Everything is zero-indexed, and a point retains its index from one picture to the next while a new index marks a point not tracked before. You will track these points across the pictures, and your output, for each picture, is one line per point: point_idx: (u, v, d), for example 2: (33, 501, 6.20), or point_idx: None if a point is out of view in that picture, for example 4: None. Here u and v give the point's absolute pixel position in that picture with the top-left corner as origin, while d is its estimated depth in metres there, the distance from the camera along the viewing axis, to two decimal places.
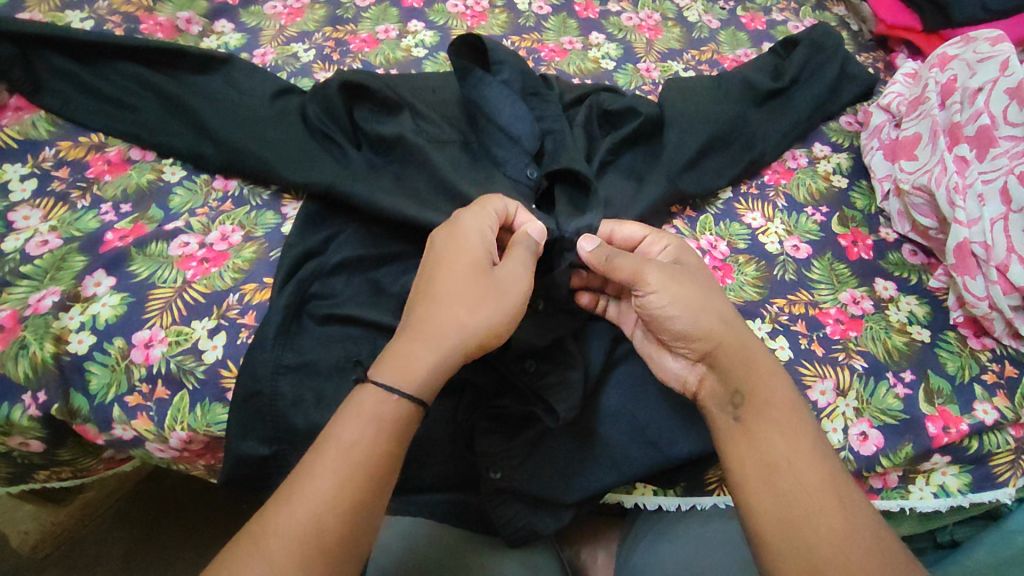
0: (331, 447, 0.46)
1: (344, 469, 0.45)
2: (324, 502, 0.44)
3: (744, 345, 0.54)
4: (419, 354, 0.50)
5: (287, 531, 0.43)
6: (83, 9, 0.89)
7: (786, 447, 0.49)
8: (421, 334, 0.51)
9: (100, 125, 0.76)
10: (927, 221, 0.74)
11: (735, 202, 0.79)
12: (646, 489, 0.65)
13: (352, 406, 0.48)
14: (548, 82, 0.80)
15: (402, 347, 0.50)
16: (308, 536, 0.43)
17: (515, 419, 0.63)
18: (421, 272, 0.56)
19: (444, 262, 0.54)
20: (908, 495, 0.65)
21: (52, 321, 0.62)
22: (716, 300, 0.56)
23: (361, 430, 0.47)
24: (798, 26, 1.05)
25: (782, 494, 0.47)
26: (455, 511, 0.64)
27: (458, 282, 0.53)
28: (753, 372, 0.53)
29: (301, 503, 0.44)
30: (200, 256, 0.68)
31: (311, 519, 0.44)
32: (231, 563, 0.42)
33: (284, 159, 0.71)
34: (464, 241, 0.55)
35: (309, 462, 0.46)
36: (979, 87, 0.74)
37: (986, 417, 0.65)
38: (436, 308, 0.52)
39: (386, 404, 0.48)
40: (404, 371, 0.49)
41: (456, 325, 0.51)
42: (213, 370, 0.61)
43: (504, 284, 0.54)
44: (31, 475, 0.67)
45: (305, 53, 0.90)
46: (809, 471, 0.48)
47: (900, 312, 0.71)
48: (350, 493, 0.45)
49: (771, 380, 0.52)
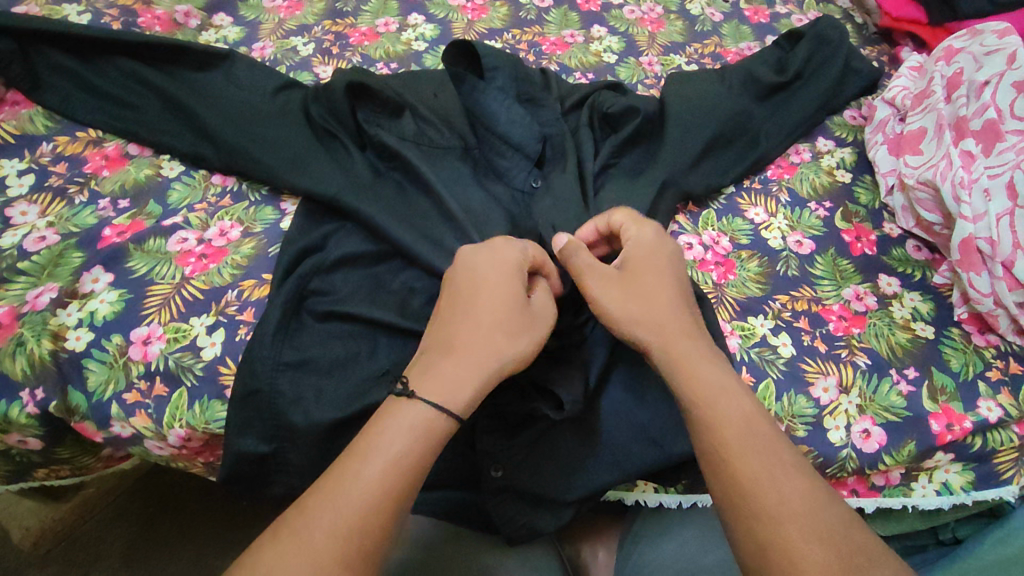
0: (381, 450, 0.46)
1: (392, 475, 0.45)
2: (368, 506, 0.44)
3: (694, 373, 0.50)
4: (466, 377, 0.50)
5: (330, 524, 0.43)
6: (80, 3, 0.88)
7: (750, 486, 0.45)
8: (463, 353, 0.51)
9: (98, 121, 0.76)
10: (932, 216, 0.73)
11: (738, 197, 0.79)
12: (647, 487, 0.65)
13: (401, 414, 0.48)
14: (549, 83, 0.79)
15: (439, 365, 0.50)
16: (351, 539, 0.43)
17: (519, 417, 0.61)
18: (442, 296, 0.56)
19: (484, 284, 0.54)
20: (909, 492, 0.65)
21: (50, 317, 0.62)
22: (658, 313, 0.54)
23: (411, 441, 0.47)
24: (802, 19, 1.04)
25: (733, 505, 0.45)
26: (445, 503, 0.64)
27: (501, 308, 0.53)
28: (708, 402, 0.49)
29: (349, 503, 0.44)
30: (198, 252, 0.68)
31: (357, 522, 0.43)
32: (272, 554, 0.42)
33: (283, 155, 0.70)
34: (490, 265, 0.56)
35: (355, 457, 0.46)
36: (986, 81, 0.73)
37: (990, 415, 0.64)
38: (483, 331, 0.52)
39: (437, 421, 0.48)
40: (454, 391, 0.49)
41: (496, 352, 0.51)
42: (212, 367, 0.61)
43: (537, 316, 0.55)
44: (30, 474, 0.67)
45: (304, 46, 0.90)
46: (776, 506, 0.44)
47: (904, 309, 0.70)
48: (394, 501, 0.45)
49: (726, 409, 0.48)
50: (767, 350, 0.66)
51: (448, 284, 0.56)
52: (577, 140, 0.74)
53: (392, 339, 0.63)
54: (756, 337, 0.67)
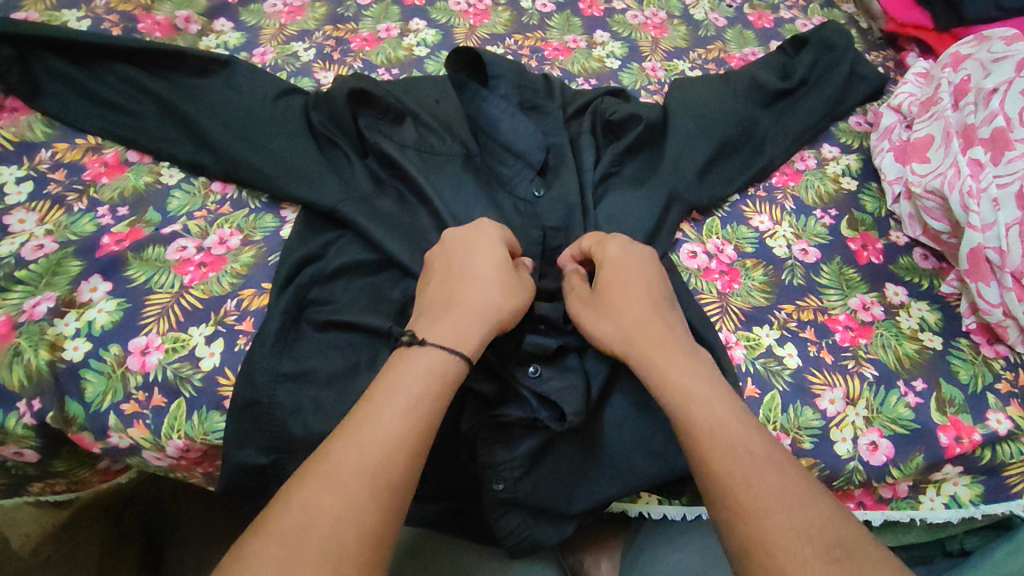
0: (398, 393, 0.48)
1: (413, 417, 0.47)
2: (393, 443, 0.45)
3: (674, 379, 0.51)
4: (471, 324, 0.53)
5: (357, 461, 0.44)
6: (80, 8, 0.87)
7: (737, 488, 0.44)
8: (466, 310, 0.54)
9: (97, 128, 0.75)
10: (939, 225, 0.72)
11: (743, 205, 0.78)
12: (651, 499, 0.64)
13: (416, 360, 0.50)
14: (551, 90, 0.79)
15: (444, 321, 0.53)
16: (379, 476, 0.44)
17: (521, 427, 0.59)
18: (434, 264, 0.59)
19: (470, 249, 0.58)
20: (917, 505, 0.64)
21: (47, 327, 0.61)
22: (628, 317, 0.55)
23: (429, 383, 0.49)
24: (806, 24, 1.03)
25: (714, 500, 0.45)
26: (452, 517, 0.64)
27: (494, 266, 0.57)
28: (690, 407, 0.49)
29: (375, 442, 0.45)
30: (197, 260, 0.67)
31: (384, 460, 0.45)
32: (297, 499, 0.42)
33: (283, 163, 0.70)
34: (481, 238, 0.59)
35: (371, 406, 0.47)
36: (994, 88, 0.72)
37: (999, 427, 0.63)
38: (479, 286, 0.55)
39: (448, 363, 0.50)
40: (461, 335, 0.52)
41: (495, 304, 0.55)
42: (211, 378, 0.60)
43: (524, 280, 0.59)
44: (27, 484, 0.66)
45: (305, 52, 0.89)
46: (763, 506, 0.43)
47: (911, 319, 0.70)
48: (417, 440, 0.46)
49: (702, 409, 0.48)
50: (773, 361, 0.65)
51: (433, 259, 0.59)
52: (578, 147, 0.74)
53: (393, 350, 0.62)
54: (761, 347, 0.66)
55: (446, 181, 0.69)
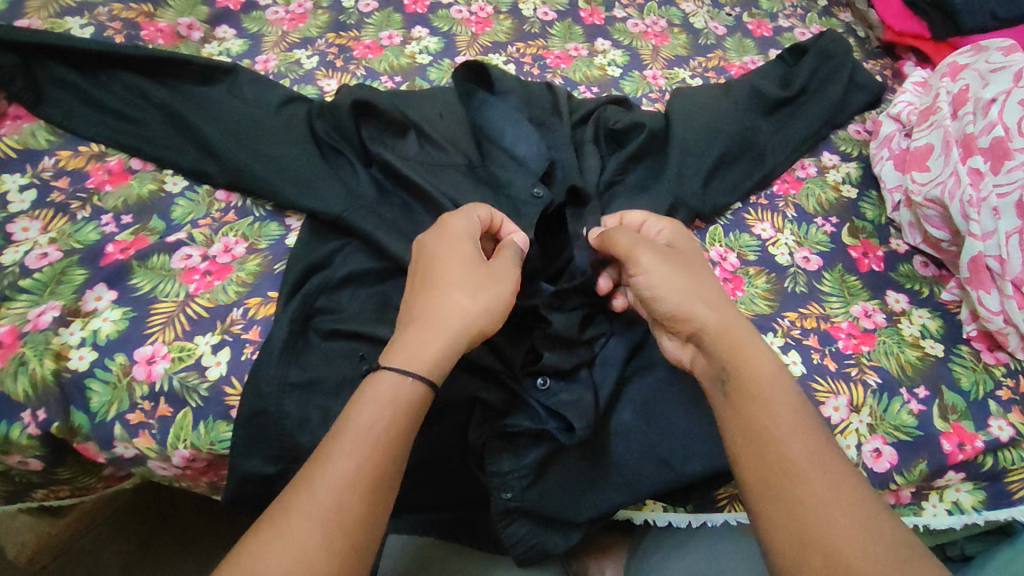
0: (348, 433, 0.46)
1: (361, 452, 0.45)
2: (342, 485, 0.44)
3: (726, 325, 0.53)
4: (428, 339, 0.50)
5: (313, 514, 0.43)
6: (82, 15, 0.87)
7: (771, 420, 0.47)
8: (427, 325, 0.51)
9: (102, 136, 0.75)
10: (940, 233, 0.73)
11: (744, 213, 0.78)
12: (657, 506, 0.64)
13: (367, 391, 0.48)
14: (558, 100, 0.78)
15: (406, 338, 0.51)
16: (329, 519, 0.43)
17: (528, 438, 0.60)
18: (410, 271, 0.57)
19: (436, 255, 0.56)
20: (921, 512, 0.64)
21: (52, 337, 0.61)
22: (706, 286, 0.56)
23: (379, 414, 0.47)
24: (805, 32, 1.04)
25: (769, 466, 0.45)
26: (461, 526, 0.64)
27: (456, 274, 0.54)
28: (737, 349, 0.51)
29: (324, 485, 0.44)
30: (203, 268, 0.67)
31: (333, 502, 0.43)
32: (249, 549, 0.42)
33: (289, 172, 0.70)
34: (452, 239, 0.57)
35: (324, 450, 0.45)
36: (993, 99, 0.73)
37: (1001, 434, 0.64)
38: (440, 297, 0.53)
39: (401, 386, 0.48)
40: (416, 353, 0.50)
41: (462, 310, 0.52)
42: (218, 388, 0.60)
43: (500, 277, 0.55)
44: (29, 494, 0.66)
45: (308, 59, 0.89)
46: (794, 442, 0.46)
47: (912, 326, 0.70)
48: (367, 476, 0.45)
49: (764, 368, 0.50)
50: None
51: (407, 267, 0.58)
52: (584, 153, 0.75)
53: None
54: None
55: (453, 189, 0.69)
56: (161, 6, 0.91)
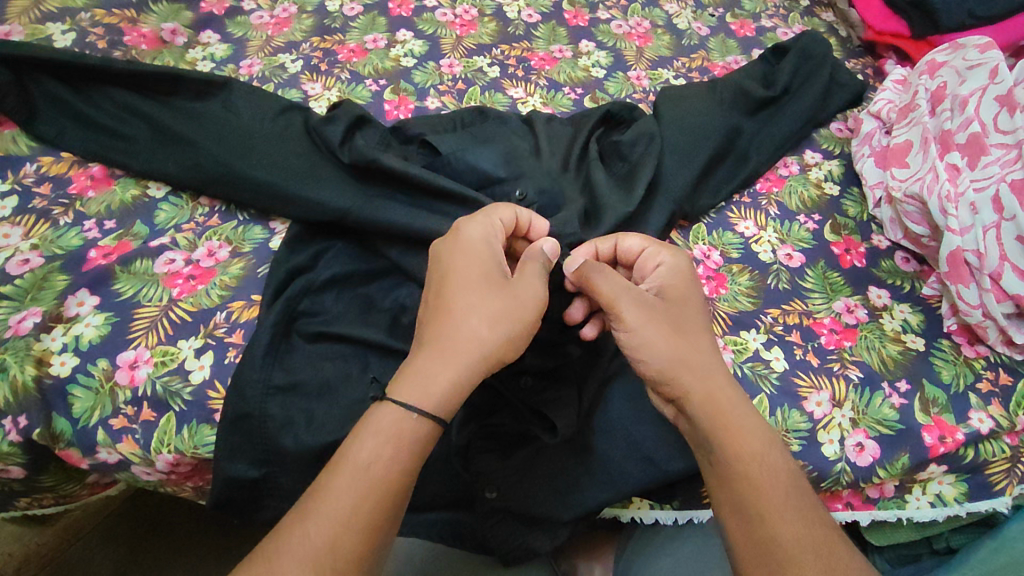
0: (346, 468, 0.46)
1: (358, 489, 0.45)
2: (338, 522, 0.44)
3: (716, 394, 0.51)
4: (436, 370, 0.49)
5: (305, 555, 0.43)
6: (64, 21, 0.87)
7: (759, 497, 0.48)
8: (440, 352, 0.50)
9: (88, 150, 0.74)
10: (919, 228, 0.74)
11: (728, 211, 0.79)
12: (642, 503, 0.64)
13: (369, 424, 0.48)
14: (557, 128, 0.78)
15: (420, 363, 0.50)
16: (322, 557, 0.43)
17: (513, 437, 0.61)
18: (428, 281, 0.56)
19: (452, 273, 0.54)
20: (904, 504, 0.65)
21: (33, 342, 0.61)
22: (693, 343, 0.54)
23: (378, 449, 0.47)
24: (787, 32, 1.05)
25: (760, 548, 0.47)
26: (448, 526, 0.62)
27: (470, 295, 0.53)
28: (725, 421, 0.51)
29: (319, 521, 0.44)
30: (186, 273, 0.67)
31: (326, 540, 0.44)
32: None
33: (274, 180, 0.69)
34: (472, 254, 0.55)
35: (324, 482, 0.46)
36: (969, 95, 0.74)
37: (981, 426, 0.64)
38: (451, 320, 0.52)
39: (404, 422, 0.48)
40: (423, 387, 0.49)
41: (478, 337, 0.51)
42: (201, 391, 0.60)
43: (521, 298, 0.53)
44: (12, 503, 0.66)
45: (293, 63, 0.89)
46: (783, 517, 0.47)
47: (894, 321, 0.71)
48: (363, 514, 0.45)
49: (753, 442, 0.50)
50: (761, 364, 0.66)
51: (424, 281, 0.57)
52: (588, 170, 0.74)
53: (384, 361, 0.62)
54: (748, 351, 0.67)
55: (447, 194, 0.68)
56: (144, 12, 0.91)
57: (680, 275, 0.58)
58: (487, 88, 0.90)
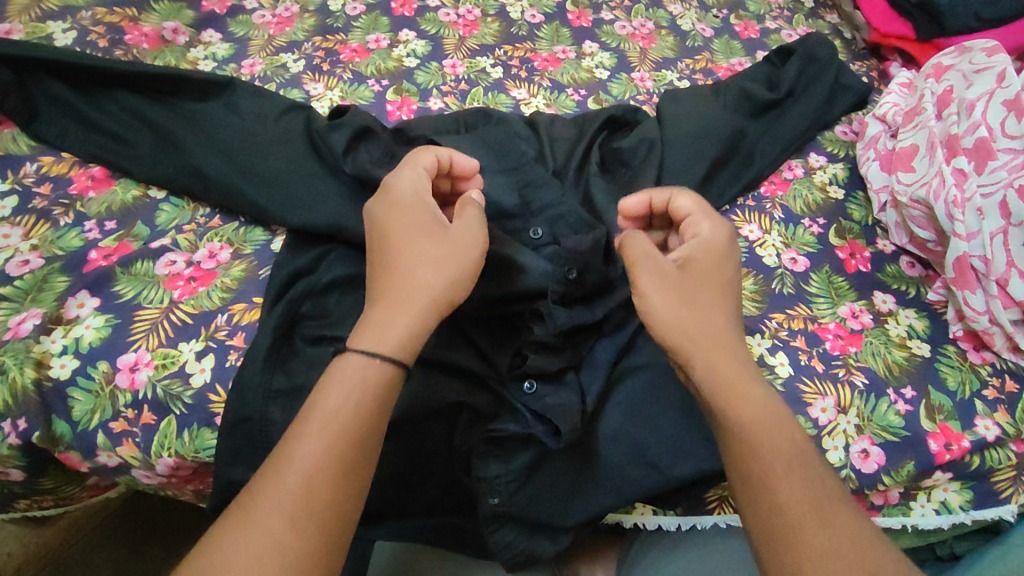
0: (314, 417, 0.45)
1: (329, 435, 0.45)
2: (311, 468, 0.44)
3: (720, 366, 0.50)
4: (392, 320, 0.49)
5: (282, 507, 0.42)
6: (65, 20, 0.86)
7: (762, 464, 0.47)
8: (392, 304, 0.50)
9: (91, 154, 0.74)
10: (925, 233, 0.73)
11: (732, 214, 0.79)
12: (645, 509, 0.64)
13: (333, 376, 0.47)
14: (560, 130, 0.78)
15: (373, 317, 0.50)
16: (298, 504, 0.43)
17: (516, 441, 0.59)
18: (368, 243, 0.55)
19: (392, 229, 0.54)
20: (909, 511, 0.65)
21: (33, 345, 0.60)
22: (712, 311, 0.53)
23: (344, 395, 0.46)
24: (791, 34, 1.04)
25: (763, 515, 0.46)
26: (451, 532, 0.63)
27: (413, 249, 0.52)
28: (730, 388, 0.50)
29: (294, 469, 0.44)
30: (187, 274, 0.67)
31: (302, 486, 0.43)
32: (228, 536, 0.42)
33: (276, 183, 0.69)
34: (405, 205, 0.54)
35: (294, 434, 0.45)
36: (976, 99, 0.74)
37: (987, 433, 0.64)
38: (400, 274, 0.51)
39: (368, 368, 0.47)
40: (381, 337, 0.48)
41: (429, 285, 0.51)
42: (202, 395, 0.60)
43: (464, 241, 0.53)
44: (11, 504, 0.65)
45: (295, 63, 0.89)
46: (786, 491, 0.46)
47: (899, 326, 0.70)
48: (336, 457, 0.44)
49: (756, 408, 0.49)
50: (765, 371, 0.66)
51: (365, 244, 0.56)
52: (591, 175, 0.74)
53: None
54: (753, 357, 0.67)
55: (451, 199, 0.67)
56: (146, 10, 0.91)
57: (718, 246, 0.56)
58: (490, 89, 0.90)
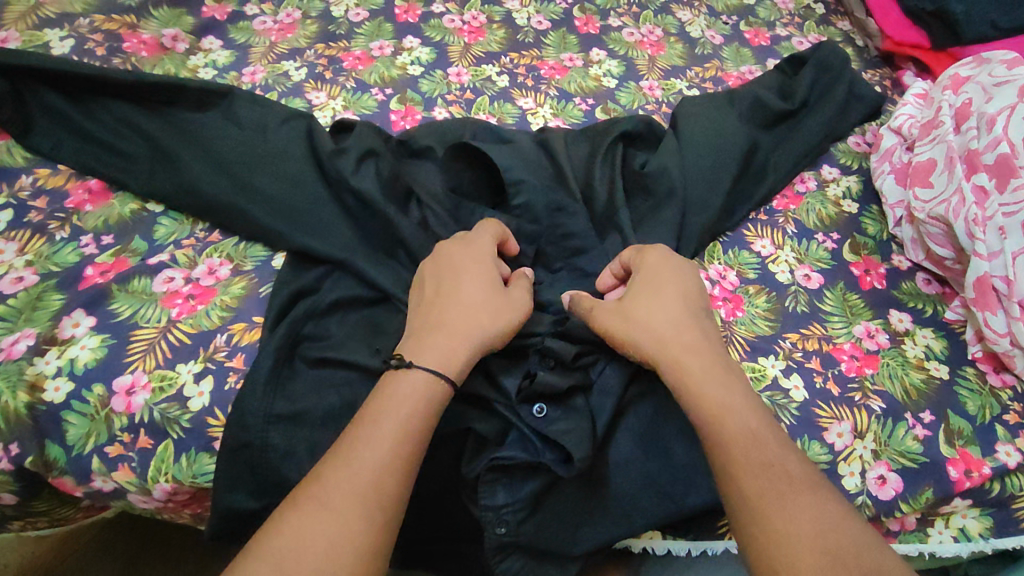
0: (387, 413, 0.49)
1: (401, 431, 0.48)
2: (381, 461, 0.47)
3: (697, 383, 0.52)
4: (455, 346, 0.54)
5: (350, 490, 0.45)
6: (62, 27, 0.85)
7: (730, 445, 0.49)
8: (453, 332, 0.54)
9: (86, 165, 0.72)
10: (944, 250, 0.71)
11: (744, 229, 0.77)
12: (655, 534, 0.62)
13: (404, 379, 0.51)
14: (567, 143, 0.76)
15: (435, 339, 0.54)
16: (368, 491, 0.46)
17: (524, 469, 0.57)
18: (430, 277, 0.60)
19: (458, 270, 0.59)
20: (926, 538, 0.63)
21: (26, 366, 0.59)
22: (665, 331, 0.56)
23: (416, 397, 0.50)
24: (802, 41, 1.02)
25: (743, 494, 0.47)
26: (454, 558, 0.62)
27: (478, 288, 0.57)
28: (694, 382, 0.52)
29: (362, 460, 0.47)
30: (185, 292, 0.65)
31: (373, 476, 0.46)
32: (291, 517, 0.44)
33: (277, 199, 0.67)
34: (476, 253, 0.60)
35: (364, 429, 0.48)
36: (997, 113, 0.71)
37: (1009, 460, 0.62)
38: (465, 307, 0.56)
39: (434, 385, 0.51)
40: (446, 357, 0.53)
41: (487, 324, 0.55)
42: (200, 419, 0.58)
43: (518, 298, 0.59)
44: (5, 526, 0.64)
45: (296, 71, 0.87)
46: (757, 468, 0.48)
47: (916, 347, 0.69)
48: (403, 453, 0.48)
49: (722, 399, 0.51)
50: (779, 394, 0.64)
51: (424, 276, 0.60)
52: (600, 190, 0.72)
53: None
54: (767, 379, 0.65)
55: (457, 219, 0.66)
56: (145, 17, 0.89)
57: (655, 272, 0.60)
58: (496, 98, 0.88)
